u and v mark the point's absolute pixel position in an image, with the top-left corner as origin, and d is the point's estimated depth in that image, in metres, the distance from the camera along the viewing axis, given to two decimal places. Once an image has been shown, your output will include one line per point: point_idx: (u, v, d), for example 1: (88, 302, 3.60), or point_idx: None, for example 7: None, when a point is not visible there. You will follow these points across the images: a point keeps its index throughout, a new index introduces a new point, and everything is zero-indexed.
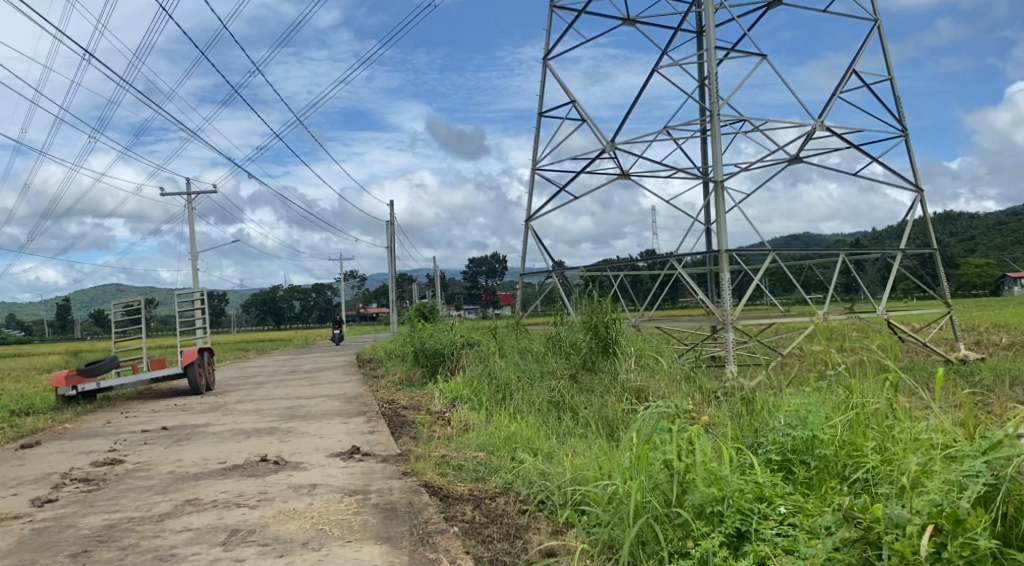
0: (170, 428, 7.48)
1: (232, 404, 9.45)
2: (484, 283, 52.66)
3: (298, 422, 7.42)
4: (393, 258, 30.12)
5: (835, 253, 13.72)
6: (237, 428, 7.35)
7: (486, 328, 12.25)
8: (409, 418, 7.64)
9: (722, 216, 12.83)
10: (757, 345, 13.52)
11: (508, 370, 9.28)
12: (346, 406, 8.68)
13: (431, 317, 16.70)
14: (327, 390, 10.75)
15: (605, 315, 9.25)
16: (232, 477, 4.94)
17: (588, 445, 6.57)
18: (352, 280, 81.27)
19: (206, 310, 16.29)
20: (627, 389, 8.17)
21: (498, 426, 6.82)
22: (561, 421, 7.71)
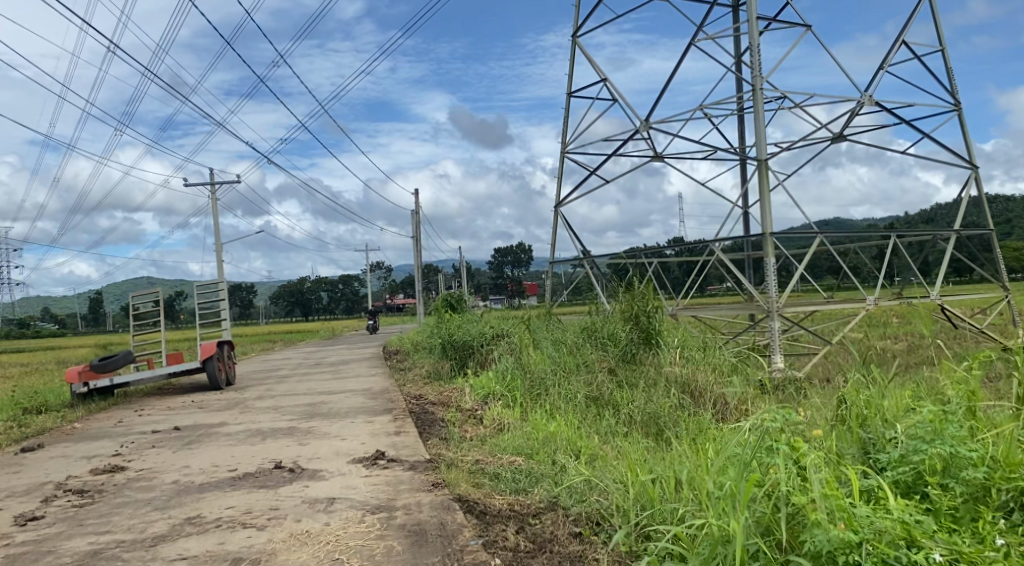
0: (183, 428, 6.99)
1: (251, 401, 8.97)
2: (510, 273, 52.23)
3: (318, 421, 6.88)
4: (419, 249, 29.65)
5: (884, 235, 12.86)
6: (254, 428, 6.83)
7: (517, 317, 11.65)
8: (439, 417, 7.08)
9: (765, 198, 12.08)
10: (805, 333, 12.76)
11: (541, 362, 8.67)
12: (371, 403, 8.14)
13: (459, 307, 16.15)
14: (352, 385, 10.25)
15: (648, 303, 8.63)
16: (242, 489, 4.40)
17: (636, 449, 5.99)
18: (377, 270, 81.55)
19: (229, 302, 15.91)
20: (674, 385, 7.54)
21: (536, 425, 6.24)
22: (601, 419, 7.12)
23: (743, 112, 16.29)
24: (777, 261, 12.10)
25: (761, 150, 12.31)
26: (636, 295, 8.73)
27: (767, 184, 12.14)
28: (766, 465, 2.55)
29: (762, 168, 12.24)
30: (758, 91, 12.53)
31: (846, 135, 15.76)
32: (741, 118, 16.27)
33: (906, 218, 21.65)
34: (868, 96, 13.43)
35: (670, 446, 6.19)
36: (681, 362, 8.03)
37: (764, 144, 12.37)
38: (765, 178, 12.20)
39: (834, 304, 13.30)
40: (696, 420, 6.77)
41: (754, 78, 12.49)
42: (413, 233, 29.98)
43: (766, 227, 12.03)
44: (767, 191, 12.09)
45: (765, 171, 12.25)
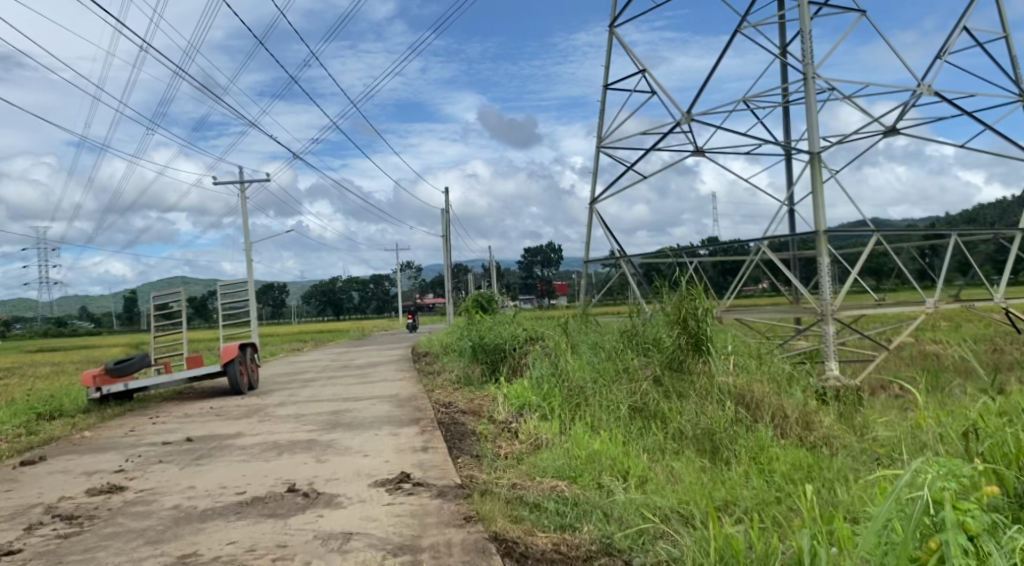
0: (197, 439, 6.52)
1: (272, 407, 8.50)
2: (540, 274, 51.60)
3: (340, 433, 6.35)
4: (448, 249, 29.24)
5: (944, 233, 12.04)
6: (272, 439, 6.34)
7: (552, 319, 11.08)
8: (471, 430, 6.52)
9: (817, 194, 11.33)
10: (861, 338, 11.96)
11: (578, 368, 8.05)
12: (397, 411, 7.60)
13: (490, 308, 15.59)
14: (379, 390, 9.74)
15: (698, 305, 7.94)
16: (248, 519, 3.85)
17: (690, 473, 5.45)
18: (408, 270, 81.62)
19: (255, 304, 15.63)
20: (726, 400, 6.92)
21: (579, 441, 5.67)
22: (647, 434, 6.56)
23: (786, 106, 15.51)
24: (830, 261, 11.33)
25: (812, 143, 11.56)
26: (682, 296, 8.04)
27: (819, 178, 11.38)
28: (941, 529, 2.31)
29: (813, 162, 11.50)
30: (808, 81, 11.81)
31: (897, 129, 14.89)
32: (785, 111, 15.50)
33: (952, 216, 20.65)
34: (924, 87, 12.62)
35: (726, 470, 5.67)
36: (733, 372, 7.46)
37: (816, 137, 11.62)
38: (816, 172, 11.45)
39: (892, 307, 12.46)
40: (754, 437, 6.24)
41: (804, 68, 11.75)
42: (443, 232, 29.54)
43: (818, 225, 11.28)
44: (818, 186, 11.34)
45: (817, 166, 11.50)
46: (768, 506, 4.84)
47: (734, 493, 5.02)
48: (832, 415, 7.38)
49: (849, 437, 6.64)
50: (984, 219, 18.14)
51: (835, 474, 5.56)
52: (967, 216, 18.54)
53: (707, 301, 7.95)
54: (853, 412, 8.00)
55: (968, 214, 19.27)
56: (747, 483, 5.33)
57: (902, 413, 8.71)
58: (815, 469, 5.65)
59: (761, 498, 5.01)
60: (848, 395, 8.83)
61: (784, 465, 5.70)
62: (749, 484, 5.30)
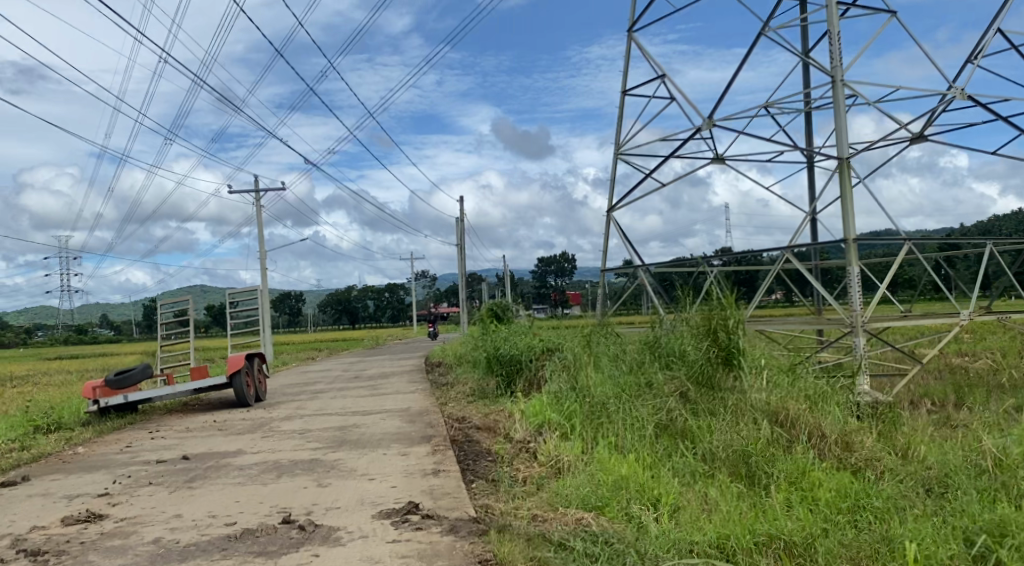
0: (193, 458, 6.10)
1: (278, 421, 8.08)
2: (555, 284, 51.07)
3: (345, 453, 5.90)
4: (463, 257, 28.83)
5: (983, 241, 11.47)
6: (273, 458, 5.92)
7: (570, 329, 10.60)
8: (485, 449, 6.04)
9: (848, 199, 10.80)
10: (895, 352, 11.36)
11: (598, 380, 7.58)
12: (407, 428, 7.15)
13: (505, 317, 15.13)
14: (390, 404, 9.31)
15: (730, 317, 7.40)
16: (233, 558, 3.39)
17: (726, 501, 4.93)
18: (423, 279, 81.52)
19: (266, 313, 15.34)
20: (759, 419, 6.41)
21: (604, 464, 5.18)
22: (675, 455, 6.04)
23: (810, 112, 15.01)
24: (860, 272, 10.76)
25: (842, 147, 11.04)
26: (712, 307, 7.50)
27: (849, 184, 10.86)
28: None
29: (844, 167, 10.99)
30: (837, 83, 11.30)
31: (927, 134, 14.33)
32: (808, 116, 15.00)
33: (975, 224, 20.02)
34: (959, 91, 12.06)
35: (765, 497, 5.14)
36: (767, 388, 6.93)
37: (847, 141, 11.10)
38: (846, 177, 10.93)
39: (929, 319, 11.86)
40: (794, 460, 5.71)
41: (834, 69, 11.25)
42: (458, 240, 29.16)
43: (848, 232, 10.74)
44: (850, 191, 10.81)
45: (847, 172, 10.98)
46: (816, 541, 4.32)
47: (776, 524, 4.50)
48: (873, 435, 6.84)
49: (896, 461, 6.08)
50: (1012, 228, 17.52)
51: (884, 503, 5.03)
52: (990, 225, 17.98)
53: (740, 312, 7.40)
54: (893, 431, 7.45)
55: (994, 222, 18.65)
56: (789, 512, 4.81)
57: (942, 432, 8.15)
58: (863, 497, 5.11)
59: (808, 531, 4.47)
60: (884, 413, 8.27)
61: (829, 491, 5.17)
62: (792, 514, 4.79)
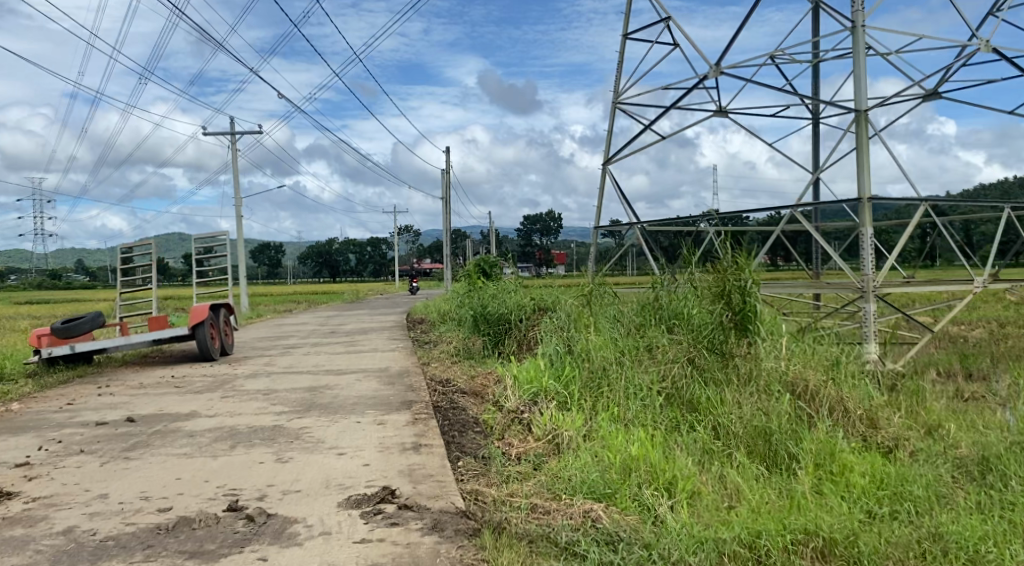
0: (140, 420, 5.38)
1: (242, 379, 7.36)
2: (539, 242, 50.36)
3: (313, 420, 5.20)
4: (448, 213, 27.91)
5: (999, 206, 10.88)
6: (230, 423, 5.21)
7: (563, 289, 9.90)
8: (472, 419, 5.37)
9: (862, 157, 10.10)
10: (902, 320, 10.79)
11: (597, 341, 6.94)
12: (385, 391, 6.46)
13: (493, 274, 14.39)
14: (367, 363, 8.61)
15: (745, 277, 6.72)
16: (158, 561, 2.69)
17: (750, 488, 4.30)
18: (405, 233, 80.57)
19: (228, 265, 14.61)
20: (777, 392, 5.79)
21: (610, 443, 4.52)
22: (685, 430, 5.41)
23: (818, 65, 14.21)
24: (872, 235, 10.13)
25: (858, 100, 10.28)
26: (725, 266, 6.81)
27: (864, 140, 10.14)
28: None
29: (859, 122, 10.26)
30: (855, 32, 10.49)
31: (939, 92, 13.60)
32: (815, 70, 14.20)
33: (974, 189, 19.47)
34: (982, 45, 11.30)
35: (790, 483, 4.52)
36: (783, 356, 6.29)
37: (863, 94, 10.34)
38: (861, 133, 10.22)
39: (938, 286, 11.31)
40: (819, 440, 5.08)
41: (855, 15, 10.42)
42: (442, 194, 28.23)
43: (861, 191, 10.06)
44: (865, 148, 10.11)
45: (862, 127, 10.26)
46: (858, 538, 3.69)
47: (810, 517, 3.87)
48: (897, 411, 6.25)
49: (926, 442, 5.49)
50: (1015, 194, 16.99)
51: (924, 491, 4.42)
52: (992, 191, 17.45)
53: (756, 270, 6.72)
54: (914, 403, 6.88)
55: (997, 187, 18.08)
56: (821, 502, 4.18)
57: (958, 406, 7.60)
58: (900, 484, 4.50)
59: (848, 524, 3.85)
60: (899, 383, 7.70)
61: (863, 477, 4.56)
62: (824, 505, 4.16)
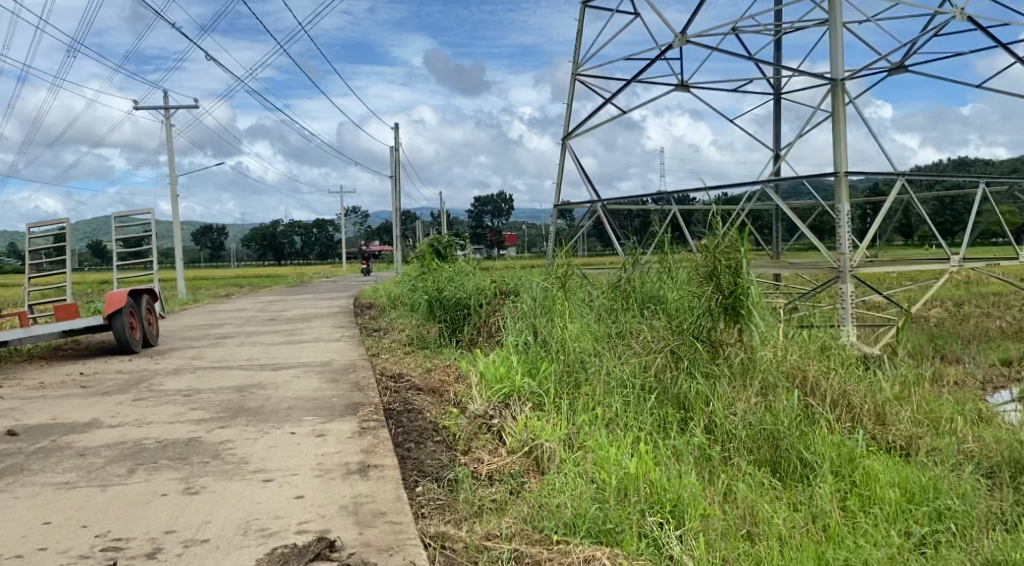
0: (23, 433, 4.37)
1: (160, 377, 6.35)
2: (490, 224, 49.48)
3: (238, 431, 4.30)
4: (397, 193, 26.76)
5: (975, 181, 10.47)
6: (134, 437, 4.26)
7: (525, 270, 9.11)
8: (431, 425, 4.55)
9: (840, 128, 9.54)
10: (881, 301, 10.30)
11: (568, 328, 6.16)
12: (327, 390, 5.57)
13: (448, 255, 13.43)
14: (308, 356, 7.70)
15: (739, 256, 5.65)
16: None
17: (770, 510, 3.62)
18: (354, 215, 78.67)
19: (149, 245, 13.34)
20: (776, 389, 5.13)
21: (599, 456, 3.77)
22: (679, 435, 4.70)
23: (782, 36, 13.67)
24: (849, 212, 9.57)
25: (836, 68, 9.70)
26: (719, 242, 5.72)
27: (841, 111, 9.57)
28: None
29: (835, 93, 9.69)
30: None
31: (906, 65, 13.21)
32: (779, 42, 13.65)
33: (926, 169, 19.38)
34: (957, 14, 10.84)
35: (810, 497, 3.87)
36: (781, 345, 5.59)
37: (840, 62, 9.75)
38: (837, 104, 9.64)
39: (914, 264, 10.83)
40: (832, 444, 4.45)
41: None
42: (391, 173, 27.06)
43: (838, 166, 9.49)
44: (842, 120, 9.54)
45: (839, 97, 9.68)
46: None
47: (850, 549, 3.19)
48: (901, 400, 5.67)
49: (941, 440, 4.91)
50: (965, 171, 16.93)
51: (963, 505, 3.82)
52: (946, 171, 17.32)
53: (749, 248, 5.73)
54: (913, 386, 6.33)
55: (944, 166, 18.07)
56: (854, 527, 3.52)
57: (949, 392, 7.13)
58: (934, 496, 3.89)
59: (894, 559, 3.18)
60: (888, 367, 7.20)
61: (891, 489, 3.92)
62: (856, 530, 3.51)
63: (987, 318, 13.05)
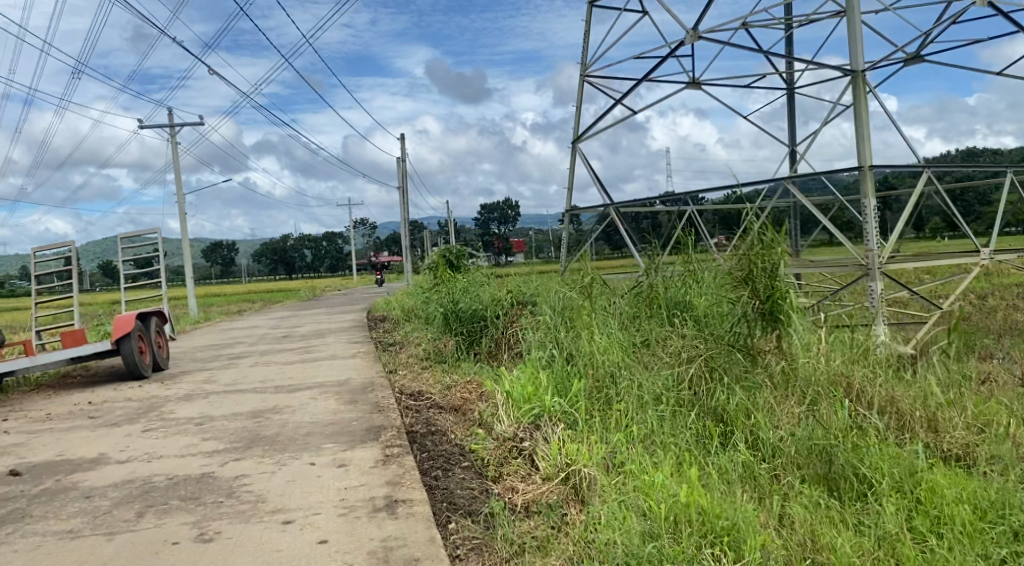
0: (27, 473, 4.12)
1: (172, 404, 6.10)
2: (499, 231, 49.25)
3: (254, 464, 4.04)
4: (405, 203, 26.57)
5: (1002, 170, 10.12)
6: (144, 474, 4.00)
7: (542, 278, 8.83)
8: (457, 450, 4.27)
9: (862, 120, 9.23)
10: (911, 297, 9.94)
11: (593, 339, 5.87)
12: (344, 414, 5.31)
13: (461, 265, 13.15)
14: (323, 375, 7.43)
15: (774, 258, 5.36)
16: None
17: (833, 536, 3.32)
18: (362, 226, 78.68)
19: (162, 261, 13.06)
20: (819, 400, 4.84)
21: (643, 481, 3.47)
22: (722, 452, 4.41)
23: (792, 30, 13.36)
24: (875, 206, 9.23)
25: (855, 59, 9.40)
26: (752, 244, 5.43)
27: (863, 103, 9.25)
28: None
29: (855, 85, 9.39)
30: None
31: (922, 55, 12.89)
32: (791, 36, 13.36)
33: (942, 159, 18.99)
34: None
35: (872, 519, 3.58)
36: (823, 352, 5.29)
37: (859, 53, 9.45)
38: (858, 96, 9.33)
39: (943, 258, 10.46)
40: (888, 456, 4.15)
41: None
42: (399, 185, 26.87)
43: (861, 159, 9.18)
44: (864, 112, 9.23)
45: (859, 89, 9.38)
46: None
47: None
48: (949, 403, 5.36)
49: (1001, 447, 4.59)
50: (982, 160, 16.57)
51: None
52: (964, 160, 16.94)
53: (786, 250, 5.42)
54: (961, 387, 5.98)
55: (960, 156, 17.69)
56: (927, 553, 3.23)
57: (993, 391, 6.80)
58: (1008, 513, 3.59)
59: None
60: (928, 366, 6.88)
61: (962, 506, 3.61)
62: (930, 556, 3.22)
63: (1017, 310, 12.66)
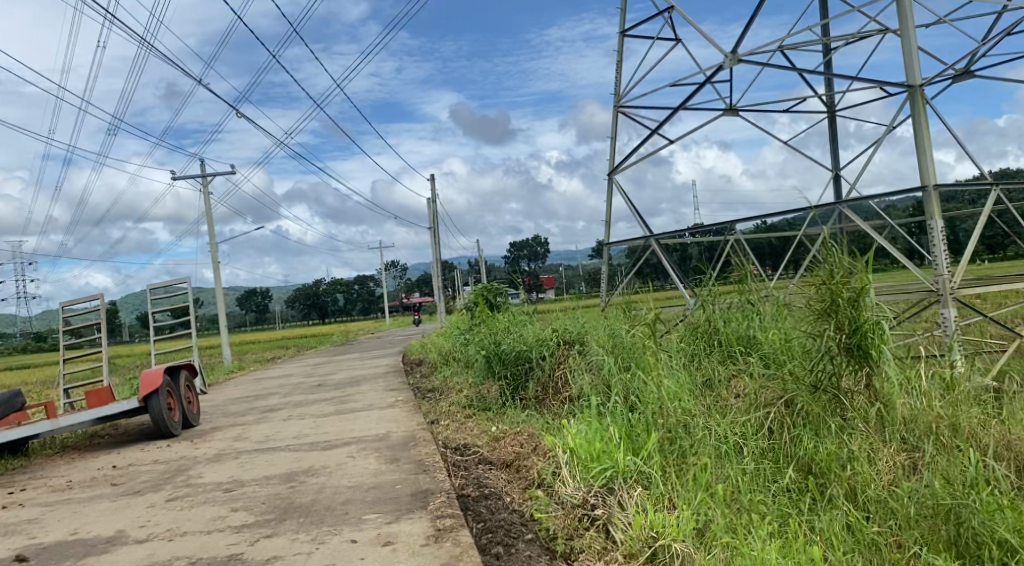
0: (35, 558, 3.66)
1: (199, 468, 5.62)
2: (531, 269, 48.86)
3: (288, 542, 3.53)
4: (437, 244, 26.29)
5: None
6: (166, 556, 3.52)
7: (587, 314, 8.28)
8: (520, 518, 3.73)
9: (923, 137, 8.63)
10: (985, 324, 9.16)
11: (656, 381, 5.28)
12: (385, 476, 4.78)
13: (498, 304, 12.64)
14: (361, 428, 6.93)
15: (858, 284, 4.72)
16: None
17: None
18: (393, 268, 78.94)
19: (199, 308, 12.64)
20: (928, 448, 4.18)
21: (748, 559, 2.88)
22: (824, 514, 3.79)
23: (832, 50, 12.85)
24: (943, 227, 8.60)
25: (911, 74, 8.84)
26: (831, 270, 4.79)
27: (922, 119, 8.66)
28: None
29: (913, 101, 8.80)
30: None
31: (972, 68, 12.26)
32: (831, 55, 12.85)
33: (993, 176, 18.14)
34: None
35: None
36: (921, 389, 4.63)
37: (915, 67, 8.90)
38: (916, 112, 8.74)
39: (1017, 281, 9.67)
40: None
41: None
42: (430, 226, 26.63)
43: (924, 178, 8.55)
44: (924, 129, 8.63)
45: (918, 104, 8.79)
46: None
47: None
48: None
49: None
50: None
51: None
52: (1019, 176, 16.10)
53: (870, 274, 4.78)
54: None
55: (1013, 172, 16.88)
56: None
57: None
58: None
59: None
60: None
61: None
62: None
63: None
